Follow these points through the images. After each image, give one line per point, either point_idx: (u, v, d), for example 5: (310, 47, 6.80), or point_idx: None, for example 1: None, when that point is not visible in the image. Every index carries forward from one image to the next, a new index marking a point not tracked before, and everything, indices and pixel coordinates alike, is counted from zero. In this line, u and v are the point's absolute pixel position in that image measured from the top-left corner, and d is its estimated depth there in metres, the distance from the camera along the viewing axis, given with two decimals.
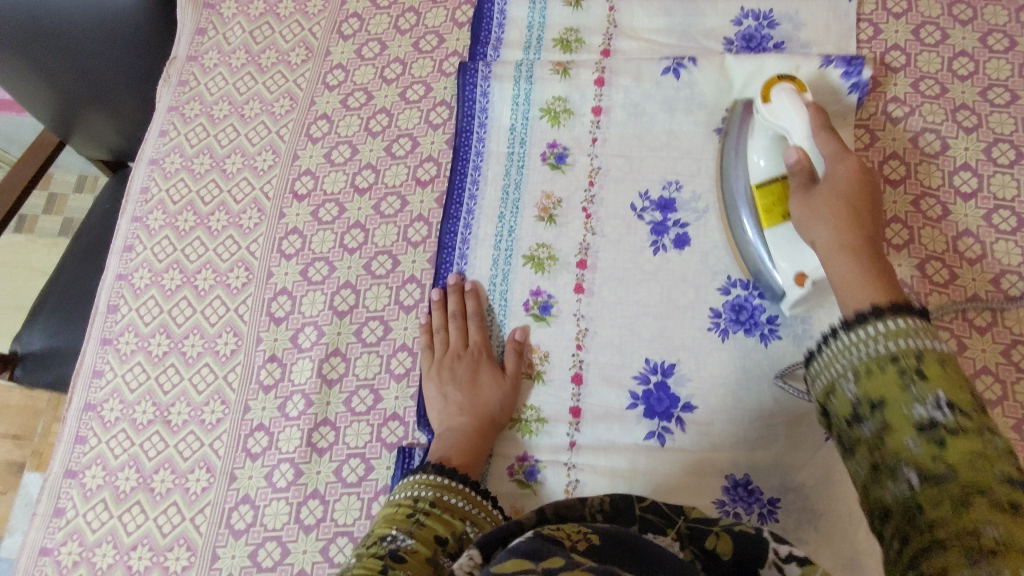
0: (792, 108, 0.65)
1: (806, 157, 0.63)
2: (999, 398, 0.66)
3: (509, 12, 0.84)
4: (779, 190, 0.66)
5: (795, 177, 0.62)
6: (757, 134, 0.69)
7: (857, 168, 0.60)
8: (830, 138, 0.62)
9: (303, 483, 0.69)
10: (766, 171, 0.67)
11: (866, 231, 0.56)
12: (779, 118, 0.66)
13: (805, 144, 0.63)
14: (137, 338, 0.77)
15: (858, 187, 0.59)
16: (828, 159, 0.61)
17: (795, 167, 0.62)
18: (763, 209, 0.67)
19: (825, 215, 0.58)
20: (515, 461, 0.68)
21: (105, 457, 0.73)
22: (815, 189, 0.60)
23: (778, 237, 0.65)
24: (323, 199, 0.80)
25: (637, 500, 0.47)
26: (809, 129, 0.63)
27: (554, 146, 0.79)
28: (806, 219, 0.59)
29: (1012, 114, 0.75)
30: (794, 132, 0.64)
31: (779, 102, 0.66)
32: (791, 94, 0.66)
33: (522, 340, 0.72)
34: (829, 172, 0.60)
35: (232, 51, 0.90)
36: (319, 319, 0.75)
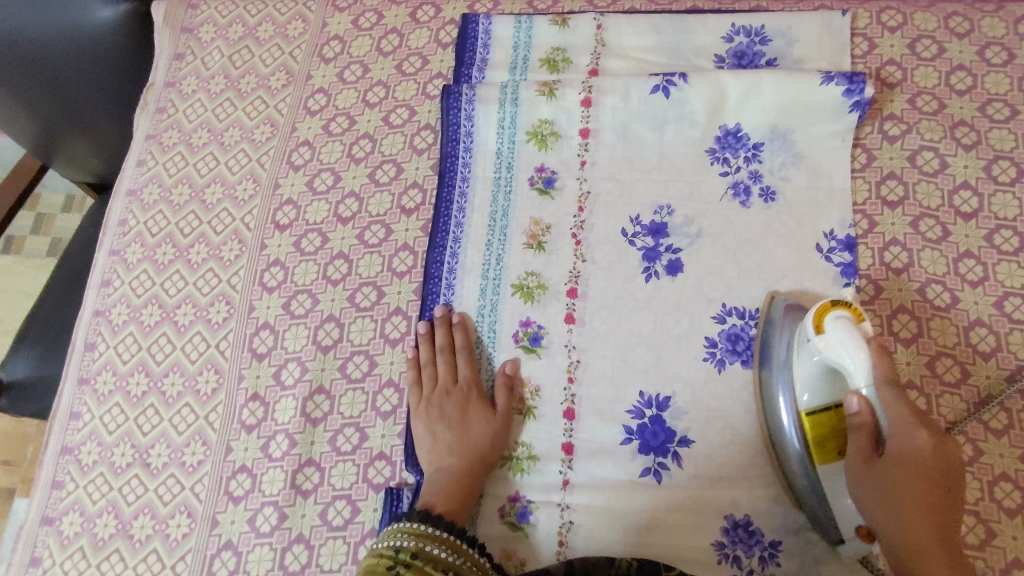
0: (851, 344, 0.54)
1: (869, 411, 0.54)
2: (1005, 427, 0.63)
3: (494, 32, 0.82)
4: (833, 426, 0.57)
5: (855, 437, 0.55)
6: (803, 355, 0.58)
7: (928, 443, 0.52)
8: (898, 396, 0.52)
9: (287, 527, 0.66)
10: (814, 402, 0.58)
11: (933, 511, 0.52)
12: (834, 356, 0.55)
13: (867, 396, 0.54)
14: (116, 378, 0.75)
15: (930, 465, 0.52)
16: (893, 429, 0.53)
17: (856, 423, 0.54)
18: (813, 443, 0.58)
19: (893, 496, 0.52)
20: (506, 501, 0.66)
21: (82, 503, 0.70)
22: (880, 460, 0.54)
23: (831, 482, 0.58)
24: (305, 229, 0.78)
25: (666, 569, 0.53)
26: (870, 378, 0.54)
27: (542, 170, 0.76)
28: (867, 494, 0.54)
29: (1012, 130, 0.73)
30: (853, 374, 0.54)
31: (834, 334, 0.55)
32: (849, 325, 0.55)
33: (512, 374, 0.69)
34: (895, 446, 0.53)
35: (211, 77, 0.88)
36: (302, 355, 0.72)
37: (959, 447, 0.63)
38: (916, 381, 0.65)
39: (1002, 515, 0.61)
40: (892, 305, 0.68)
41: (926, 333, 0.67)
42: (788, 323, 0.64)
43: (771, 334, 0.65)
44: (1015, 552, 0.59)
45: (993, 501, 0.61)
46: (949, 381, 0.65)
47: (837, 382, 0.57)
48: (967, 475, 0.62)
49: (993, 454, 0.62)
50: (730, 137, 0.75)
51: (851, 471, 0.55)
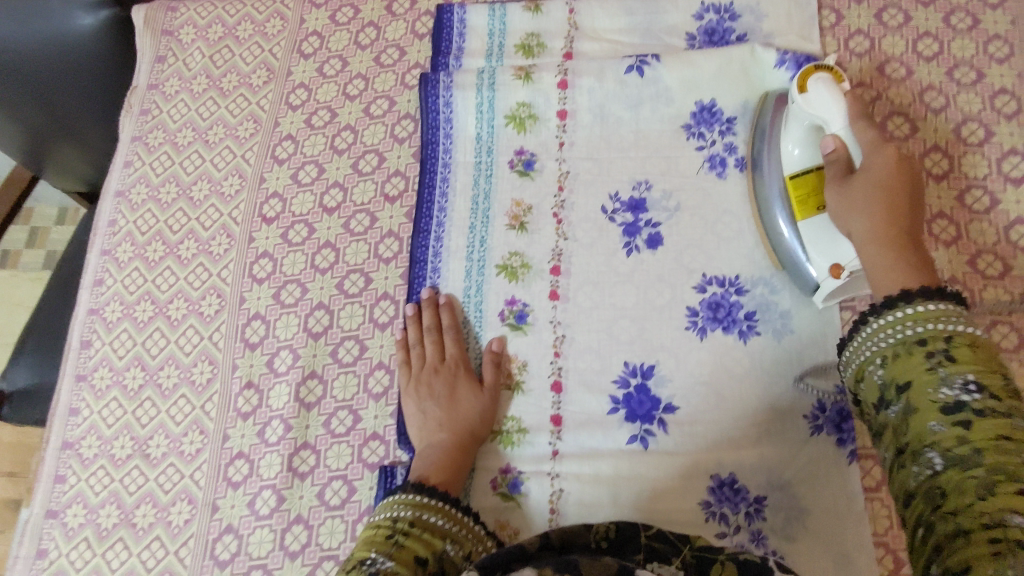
0: (830, 98, 0.60)
1: (843, 148, 0.60)
2: None
3: (469, 21, 0.83)
4: (813, 181, 0.64)
5: (832, 167, 0.60)
6: (791, 120, 0.65)
7: (893, 159, 0.58)
8: (869, 129, 0.59)
9: (286, 509, 0.68)
10: (798, 161, 0.65)
11: (903, 228, 0.57)
12: (814, 110, 0.61)
13: (841, 134, 0.60)
14: (112, 373, 0.77)
15: (894, 185, 0.58)
16: (865, 151, 0.59)
17: (832, 158, 0.60)
18: (795, 200, 0.66)
19: (865, 206, 0.58)
20: (498, 473, 0.68)
21: (85, 495, 0.72)
22: (856, 179, 0.59)
23: (807, 230, 0.65)
24: (292, 221, 0.79)
25: (644, 528, 0.51)
26: (846, 118, 0.60)
27: (522, 153, 0.78)
28: (843, 210, 0.59)
29: (978, 92, 0.74)
30: (831, 122, 0.60)
31: (816, 92, 0.61)
32: (829, 83, 0.61)
33: (500, 351, 0.71)
34: (868, 165, 0.59)
35: (193, 77, 0.89)
36: (294, 342, 0.74)
37: None
38: None
39: None
40: None
41: None
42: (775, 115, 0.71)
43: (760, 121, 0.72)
44: None
45: None
46: None
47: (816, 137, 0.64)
48: None
49: None
50: (705, 113, 0.76)
51: (831, 199, 0.60)
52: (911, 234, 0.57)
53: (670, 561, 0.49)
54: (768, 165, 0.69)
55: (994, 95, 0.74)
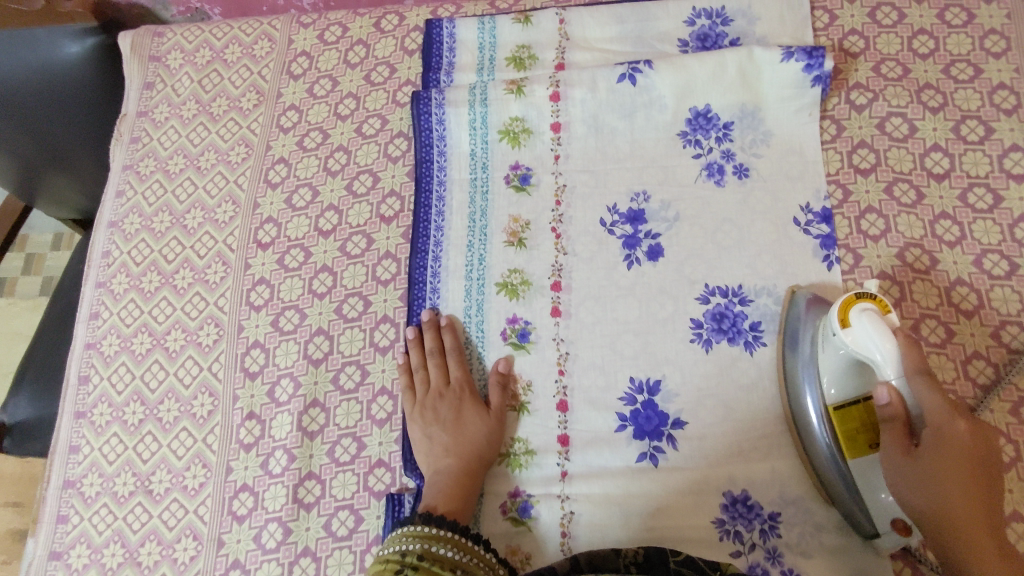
0: (876, 336, 0.51)
1: (900, 401, 0.51)
2: (993, 382, 0.63)
3: (459, 35, 0.82)
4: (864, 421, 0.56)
5: (888, 428, 0.52)
6: (831, 351, 0.56)
7: (966, 429, 0.50)
8: (930, 383, 0.50)
9: (293, 542, 0.67)
10: (843, 395, 0.57)
11: (984, 509, 0.49)
12: (861, 350, 0.52)
13: (896, 386, 0.51)
14: (112, 409, 0.75)
15: (967, 458, 0.50)
16: (928, 417, 0.50)
17: (886, 414, 0.52)
18: (845, 437, 0.57)
19: (936, 490, 0.50)
20: (507, 497, 0.67)
21: (89, 534, 0.71)
22: (920, 451, 0.51)
23: (864, 475, 0.57)
24: (287, 246, 0.78)
25: (672, 553, 0.51)
26: (899, 369, 0.51)
27: (517, 168, 0.77)
28: (906, 483, 0.52)
29: (977, 89, 0.73)
30: (881, 368, 0.52)
31: (859, 327, 0.52)
32: (874, 317, 0.52)
33: (505, 371, 0.70)
34: (933, 432, 0.51)
35: (182, 103, 0.88)
36: (294, 370, 0.73)
37: None
38: None
39: None
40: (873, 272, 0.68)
41: (910, 298, 0.67)
42: (816, 322, 0.62)
43: (799, 328, 0.64)
44: (1013, 506, 0.60)
45: None
46: (935, 342, 0.65)
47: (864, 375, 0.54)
48: None
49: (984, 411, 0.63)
50: (700, 119, 0.75)
51: (890, 463, 0.53)
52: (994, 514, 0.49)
53: None
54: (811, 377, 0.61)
55: (993, 91, 0.73)
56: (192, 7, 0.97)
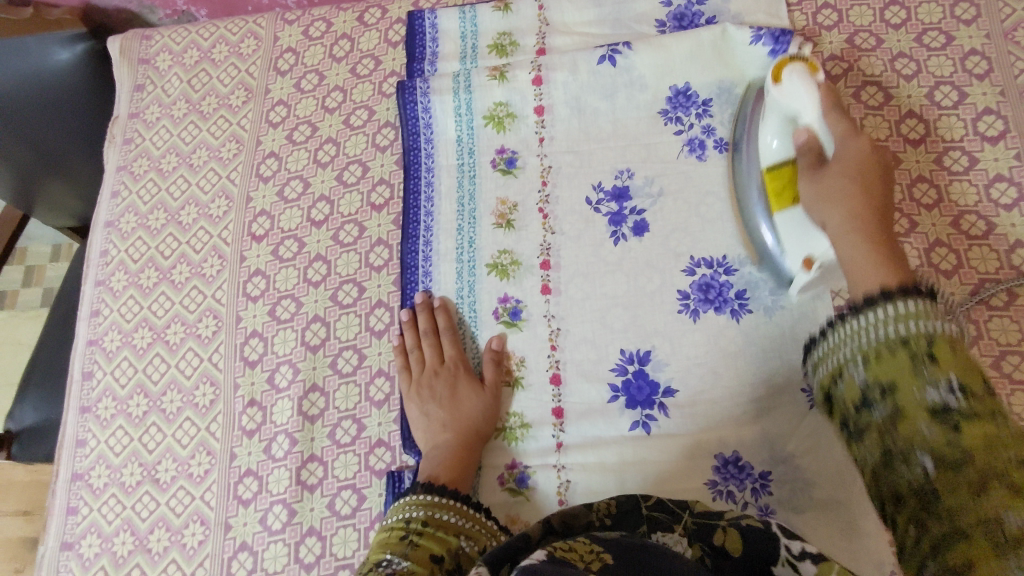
0: (804, 90, 0.62)
1: (815, 138, 0.61)
2: (974, 338, 0.65)
3: (441, 25, 0.84)
4: (787, 169, 0.64)
5: (804, 156, 0.61)
6: (767, 115, 0.66)
7: (867, 151, 0.59)
8: (841, 120, 0.60)
9: (298, 522, 0.68)
10: (777, 152, 0.65)
11: (877, 214, 0.56)
12: (789, 100, 0.63)
13: (814, 125, 0.61)
14: (116, 402, 0.77)
15: (866, 168, 0.59)
16: (838, 140, 0.60)
17: (804, 147, 0.61)
18: (772, 194, 0.65)
19: (835, 202, 0.57)
20: (505, 469, 0.68)
21: (98, 525, 0.73)
22: (829, 169, 0.59)
23: (783, 221, 0.64)
24: (281, 237, 0.80)
25: (643, 499, 0.51)
26: (819, 109, 0.61)
27: (503, 151, 0.79)
28: (816, 200, 0.59)
29: (949, 55, 0.75)
30: (805, 113, 0.62)
31: (789, 83, 0.62)
32: (804, 73, 0.62)
33: (499, 349, 0.72)
34: (840, 152, 0.59)
35: (172, 103, 0.90)
36: (293, 357, 0.75)
37: None
38: None
39: None
40: None
41: None
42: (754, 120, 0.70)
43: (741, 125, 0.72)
44: None
45: None
46: None
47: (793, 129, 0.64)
48: None
49: None
50: (680, 97, 0.77)
51: (803, 190, 0.60)
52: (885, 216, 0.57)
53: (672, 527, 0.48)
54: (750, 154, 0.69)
55: (965, 57, 0.74)
56: (178, 10, 0.99)
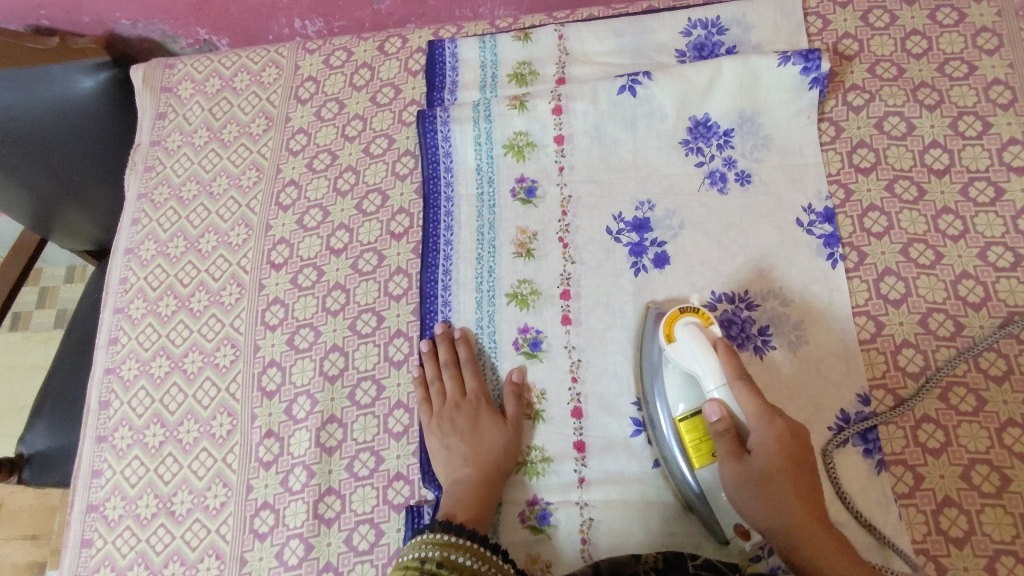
0: (699, 351, 0.59)
1: (727, 413, 0.57)
2: (1005, 373, 0.64)
3: (461, 54, 0.84)
4: (703, 426, 0.60)
5: (721, 442, 0.57)
6: (666, 373, 0.63)
7: (784, 425, 0.55)
8: (748, 388, 0.56)
9: (315, 557, 0.67)
10: (686, 410, 0.61)
11: (813, 501, 0.54)
12: (688, 362, 0.60)
13: (722, 397, 0.57)
14: (133, 432, 0.77)
15: (791, 457, 0.54)
16: (752, 422, 0.55)
17: (720, 430, 0.57)
18: (691, 447, 0.60)
19: (779, 523, 0.53)
20: (525, 506, 0.67)
21: (113, 557, 0.72)
22: (751, 460, 0.55)
23: (709, 480, 0.60)
24: (300, 265, 0.80)
25: (692, 558, 0.55)
26: (723, 378, 0.57)
27: (523, 180, 0.78)
28: (746, 501, 0.55)
29: (972, 85, 0.74)
30: (708, 380, 0.58)
31: (684, 341, 0.60)
32: (697, 329, 0.60)
33: (519, 381, 0.71)
34: (757, 446, 0.55)
35: (193, 131, 0.91)
36: (311, 387, 0.74)
37: (963, 399, 0.63)
38: (912, 341, 0.66)
39: (1014, 460, 0.61)
40: (878, 269, 0.69)
41: (916, 293, 0.68)
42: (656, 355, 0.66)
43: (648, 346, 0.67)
44: None
45: (1003, 447, 0.61)
46: (943, 336, 0.66)
47: (701, 392, 0.60)
48: (975, 425, 0.62)
49: (997, 402, 0.63)
50: (700, 128, 0.76)
51: (725, 481, 0.56)
52: (809, 486, 0.54)
53: None
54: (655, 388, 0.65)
55: (988, 87, 0.74)
56: (200, 39, 1.00)
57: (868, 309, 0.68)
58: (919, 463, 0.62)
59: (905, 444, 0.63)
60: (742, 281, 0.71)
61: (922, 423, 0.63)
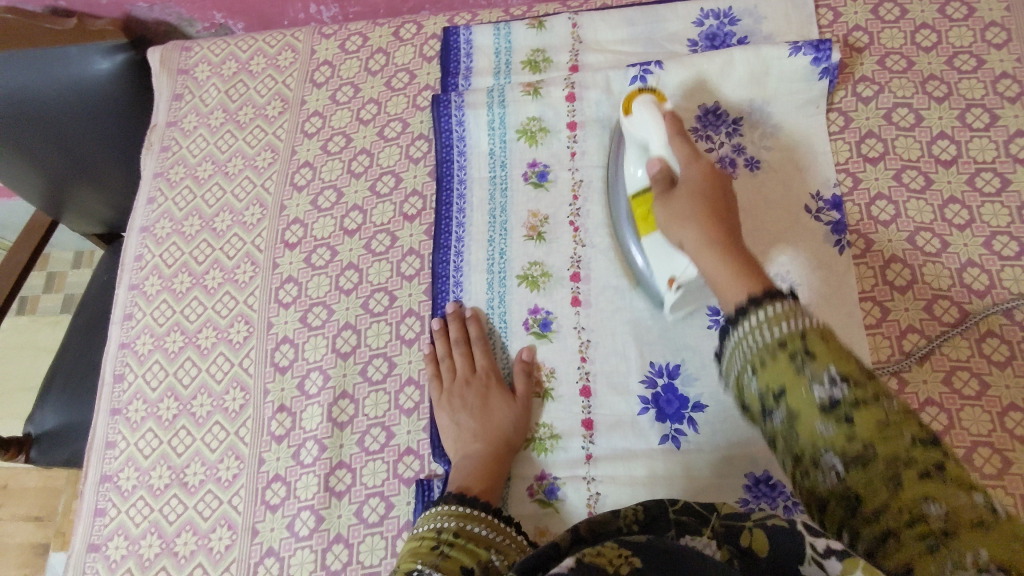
0: (650, 119, 0.66)
1: (665, 164, 0.64)
2: (1008, 358, 0.65)
3: (475, 41, 0.86)
4: (648, 198, 0.67)
5: (657, 185, 0.63)
6: (629, 149, 0.70)
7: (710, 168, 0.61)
8: (685, 145, 0.63)
9: (326, 529, 0.68)
10: (641, 181, 0.68)
11: (724, 221, 0.56)
12: (641, 132, 0.67)
13: (664, 154, 0.64)
14: (146, 405, 0.78)
15: (711, 183, 0.60)
16: (683, 165, 0.62)
17: (658, 177, 0.63)
18: (641, 219, 0.68)
19: (681, 220, 0.58)
20: (534, 481, 0.68)
21: (126, 527, 0.73)
22: (677, 191, 0.60)
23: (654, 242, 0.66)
24: (314, 245, 0.81)
25: (671, 504, 0.49)
26: (666, 138, 0.64)
27: (535, 165, 0.79)
28: (670, 222, 0.59)
29: (980, 79, 0.75)
30: (654, 143, 0.65)
31: (640, 115, 0.67)
32: (651, 104, 0.67)
33: (529, 359, 0.72)
34: (684, 180, 0.60)
35: (210, 112, 0.92)
36: (323, 363, 0.75)
37: (966, 383, 0.65)
38: (915, 326, 0.67)
39: (1016, 443, 0.62)
40: (884, 256, 0.70)
41: (921, 280, 0.69)
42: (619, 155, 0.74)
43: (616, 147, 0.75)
44: None
45: (1006, 430, 0.63)
46: (947, 322, 0.67)
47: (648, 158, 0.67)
48: (977, 409, 0.64)
49: (1000, 386, 0.64)
50: (710, 116, 0.78)
51: (657, 208, 0.61)
52: (723, 209, 0.57)
53: (700, 531, 0.47)
54: (621, 191, 0.73)
55: (996, 80, 0.75)
56: (217, 23, 1.01)
57: (873, 295, 0.69)
58: None
59: None
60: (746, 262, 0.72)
61: (926, 406, 0.64)
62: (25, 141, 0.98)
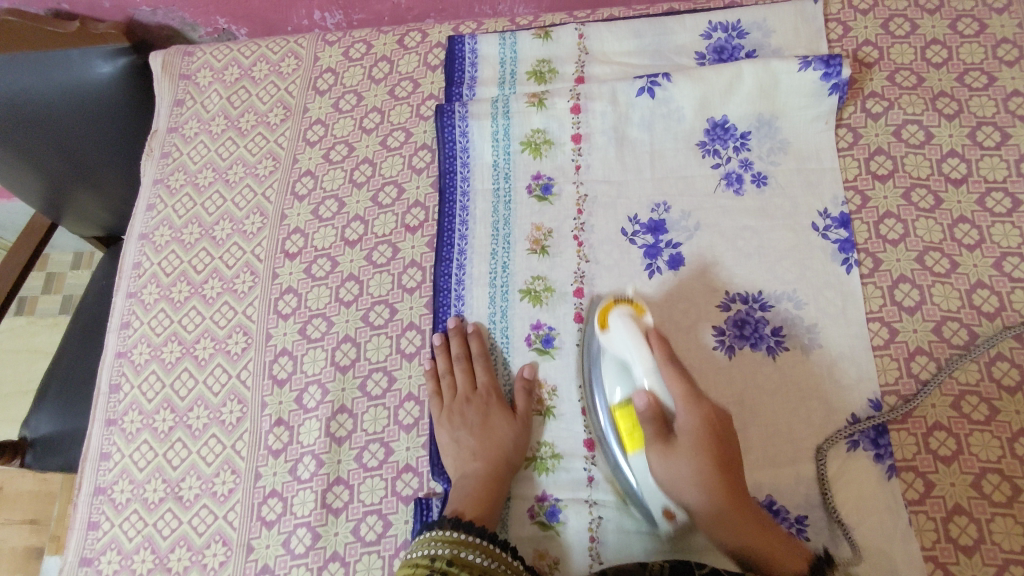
0: (630, 338, 0.62)
1: (655, 400, 0.60)
2: (1018, 384, 0.64)
3: (480, 51, 0.85)
4: (634, 413, 0.62)
5: (650, 431, 0.59)
6: (603, 358, 0.66)
7: (706, 408, 0.59)
8: (673, 372, 0.60)
9: (322, 547, 0.67)
10: (622, 396, 0.63)
11: (732, 479, 0.57)
12: (620, 350, 0.63)
13: (650, 386, 0.61)
14: (142, 416, 0.77)
15: (713, 438, 0.58)
16: (679, 407, 0.59)
17: (647, 416, 0.60)
18: (625, 433, 0.63)
19: (698, 497, 0.57)
20: (534, 501, 0.67)
21: (119, 541, 0.72)
22: (678, 447, 0.58)
23: (638, 465, 0.62)
24: (314, 255, 0.80)
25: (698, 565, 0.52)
26: (652, 366, 0.61)
27: (539, 178, 0.78)
28: (672, 483, 0.58)
29: (991, 96, 0.74)
30: (636, 365, 0.62)
31: (617, 328, 0.64)
32: (631, 317, 0.64)
33: (531, 377, 0.71)
34: (682, 426, 0.59)
35: (211, 119, 0.91)
36: (322, 376, 0.74)
37: (975, 407, 0.63)
38: (924, 348, 0.66)
39: None
40: (892, 276, 0.69)
41: (930, 301, 0.68)
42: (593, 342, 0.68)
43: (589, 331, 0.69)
44: None
45: (1015, 456, 0.61)
46: (957, 344, 0.66)
47: (631, 376, 0.63)
48: (986, 434, 0.62)
49: (1009, 412, 0.63)
50: (718, 130, 0.77)
51: (655, 465, 0.59)
52: (731, 468, 0.58)
53: None
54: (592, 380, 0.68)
55: (1007, 98, 0.74)
56: (219, 28, 1.00)
57: (881, 315, 0.68)
58: (928, 470, 0.62)
59: (917, 451, 0.63)
60: (754, 279, 0.71)
61: (934, 431, 0.63)
62: (24, 145, 0.97)
